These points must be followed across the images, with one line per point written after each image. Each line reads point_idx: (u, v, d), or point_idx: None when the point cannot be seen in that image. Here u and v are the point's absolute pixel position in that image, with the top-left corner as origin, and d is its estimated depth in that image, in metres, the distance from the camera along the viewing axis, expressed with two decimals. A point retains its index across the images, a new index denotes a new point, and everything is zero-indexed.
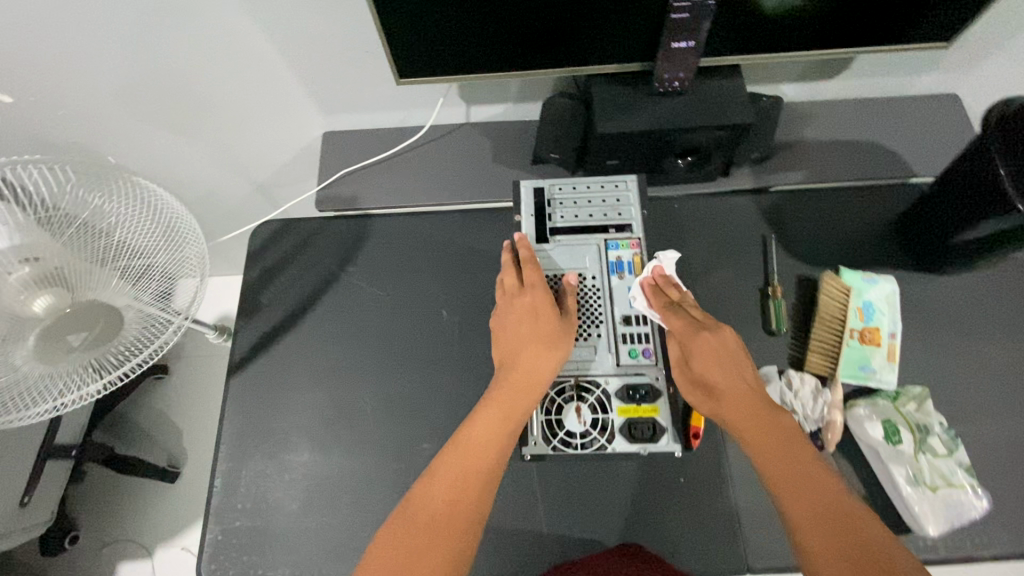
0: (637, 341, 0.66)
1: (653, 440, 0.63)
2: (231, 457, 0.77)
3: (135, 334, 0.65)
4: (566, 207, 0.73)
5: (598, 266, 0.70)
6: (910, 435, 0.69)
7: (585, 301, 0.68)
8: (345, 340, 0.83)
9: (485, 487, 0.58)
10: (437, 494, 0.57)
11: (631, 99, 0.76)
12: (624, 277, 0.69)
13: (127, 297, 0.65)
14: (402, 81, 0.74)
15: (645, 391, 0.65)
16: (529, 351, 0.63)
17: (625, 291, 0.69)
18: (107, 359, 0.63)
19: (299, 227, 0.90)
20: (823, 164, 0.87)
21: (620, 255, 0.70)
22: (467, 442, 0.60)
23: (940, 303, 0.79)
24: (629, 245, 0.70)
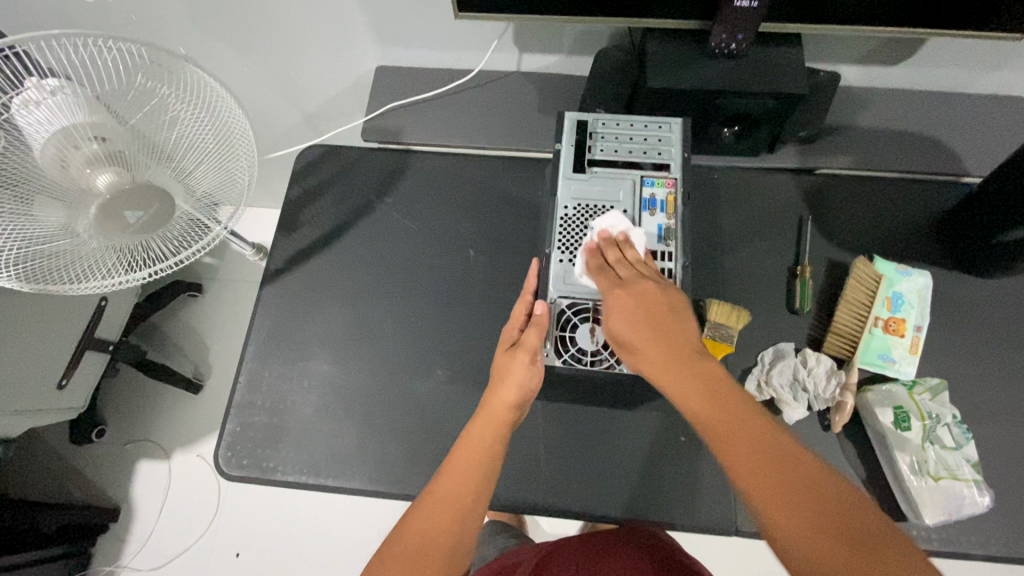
0: (659, 276, 0.66)
1: None
2: (256, 359, 0.81)
3: (181, 228, 0.71)
4: (607, 140, 0.72)
5: (630, 201, 0.68)
6: (919, 424, 0.68)
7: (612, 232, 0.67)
8: (374, 265, 0.86)
9: (488, 477, 0.59)
10: (445, 490, 0.57)
11: (683, 59, 0.76)
12: (655, 214, 0.68)
13: (181, 192, 0.70)
14: (460, 15, 0.76)
15: None
16: (499, 381, 0.63)
17: (654, 228, 0.68)
18: (155, 245, 0.70)
19: (343, 154, 0.92)
20: (874, 151, 0.85)
21: (654, 192, 0.69)
22: (467, 440, 0.61)
23: (972, 303, 0.77)
24: (665, 183, 0.70)
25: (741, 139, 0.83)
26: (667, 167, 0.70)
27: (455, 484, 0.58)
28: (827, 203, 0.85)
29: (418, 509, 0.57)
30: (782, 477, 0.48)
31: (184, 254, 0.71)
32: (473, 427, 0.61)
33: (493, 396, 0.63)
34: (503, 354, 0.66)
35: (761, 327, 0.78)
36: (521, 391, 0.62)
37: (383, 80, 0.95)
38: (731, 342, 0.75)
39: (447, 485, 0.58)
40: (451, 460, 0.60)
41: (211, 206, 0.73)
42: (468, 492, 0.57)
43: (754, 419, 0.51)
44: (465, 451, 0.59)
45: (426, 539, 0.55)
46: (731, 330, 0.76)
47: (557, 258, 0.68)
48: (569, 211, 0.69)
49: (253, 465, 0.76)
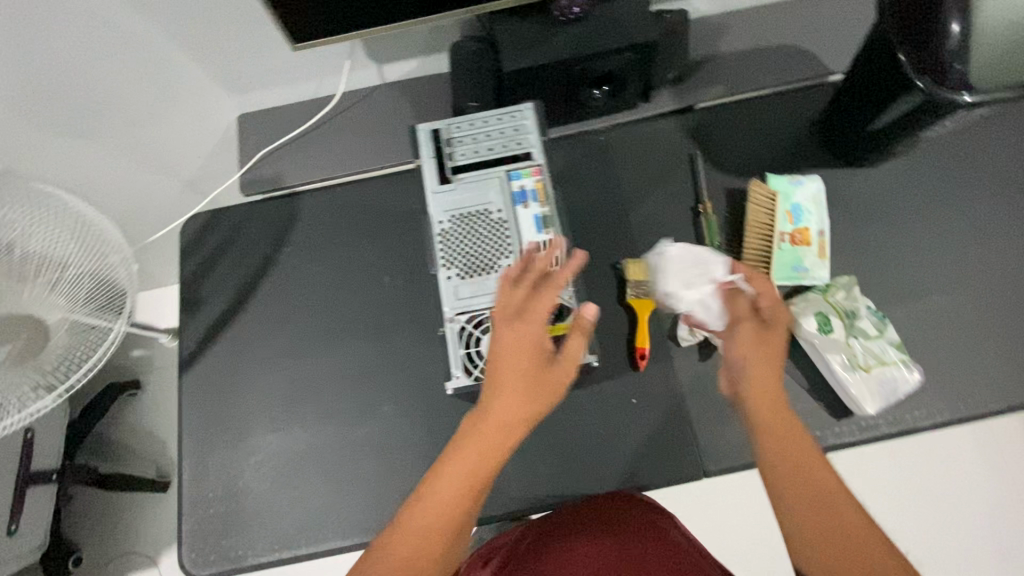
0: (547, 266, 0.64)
1: None
2: (196, 450, 0.77)
3: (70, 343, 0.65)
4: (464, 144, 0.70)
5: (501, 199, 0.66)
6: (841, 322, 0.71)
7: (490, 233, 0.66)
8: (292, 320, 0.83)
9: (477, 503, 0.49)
10: (428, 515, 0.47)
11: (533, 34, 0.75)
12: (529, 205, 0.66)
13: (58, 305, 0.67)
14: (298, 45, 0.73)
15: None
16: (510, 392, 0.51)
17: (531, 219, 0.66)
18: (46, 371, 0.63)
19: (229, 215, 0.88)
20: (740, 75, 0.88)
21: (524, 184, 0.67)
22: (472, 445, 0.49)
23: (865, 194, 0.80)
24: (531, 173, 0.67)
25: (613, 96, 0.84)
26: (530, 154, 0.69)
27: (445, 502, 0.47)
28: (713, 136, 0.86)
29: (394, 536, 0.46)
30: (837, 502, 0.45)
31: (72, 377, 0.61)
32: (468, 430, 0.50)
33: (499, 405, 0.51)
34: (518, 363, 0.52)
35: None
36: (538, 401, 0.51)
37: (248, 128, 0.91)
38: (655, 295, 0.77)
39: (436, 500, 0.47)
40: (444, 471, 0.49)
41: (97, 313, 0.68)
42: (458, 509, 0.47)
43: (840, 501, 0.45)
44: (475, 450, 0.49)
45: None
46: (650, 285, 0.77)
47: (444, 276, 0.66)
48: (443, 227, 0.67)
49: (222, 558, 0.73)
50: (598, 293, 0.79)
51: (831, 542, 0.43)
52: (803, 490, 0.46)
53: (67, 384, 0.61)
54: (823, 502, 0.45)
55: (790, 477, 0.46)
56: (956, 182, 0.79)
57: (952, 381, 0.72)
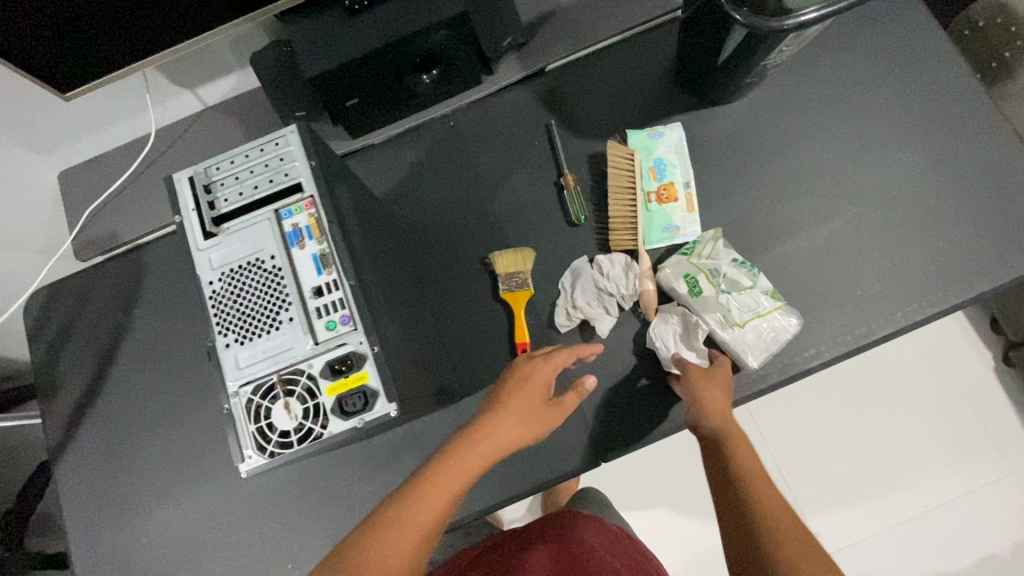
0: (331, 310, 0.55)
1: (367, 409, 0.53)
2: (83, 539, 0.74)
3: None
4: (228, 187, 0.59)
5: (273, 245, 0.57)
6: (710, 280, 0.68)
7: (264, 286, 0.56)
8: (159, 384, 0.78)
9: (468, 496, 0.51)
10: (441, 481, 0.49)
11: (330, 29, 0.67)
12: (306, 244, 0.57)
13: None
14: (72, 95, 0.65)
15: (349, 360, 0.54)
16: (514, 413, 0.56)
17: (308, 261, 0.56)
18: None
19: (69, 285, 0.81)
20: (585, 25, 0.80)
21: (296, 221, 0.57)
22: (491, 431, 0.54)
23: (729, 134, 0.75)
24: (302, 207, 0.58)
25: (446, 79, 0.77)
26: (299, 185, 0.58)
27: (454, 476, 0.50)
28: (566, 100, 0.80)
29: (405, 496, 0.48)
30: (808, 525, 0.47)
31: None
32: (459, 445, 0.52)
33: (497, 427, 0.54)
34: (520, 398, 0.57)
35: (551, 256, 0.75)
36: (531, 432, 0.56)
37: (70, 185, 0.82)
38: (529, 285, 0.73)
39: (425, 501, 0.48)
40: (434, 479, 0.49)
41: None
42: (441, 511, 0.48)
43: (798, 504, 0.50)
44: (488, 445, 0.53)
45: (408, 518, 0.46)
46: (524, 274, 0.73)
47: (223, 344, 0.56)
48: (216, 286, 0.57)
49: None
50: (471, 292, 0.76)
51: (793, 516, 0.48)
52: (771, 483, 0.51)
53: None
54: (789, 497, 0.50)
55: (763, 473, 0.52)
56: (819, 104, 0.75)
57: (838, 315, 0.70)
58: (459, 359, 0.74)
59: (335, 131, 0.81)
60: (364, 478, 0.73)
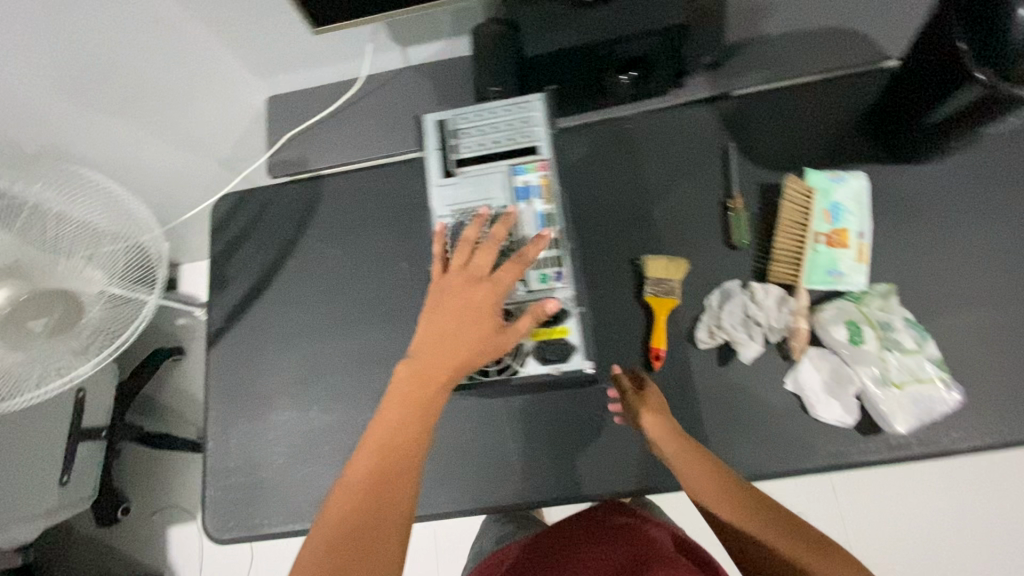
0: (546, 266, 0.66)
1: (563, 359, 0.66)
2: (219, 422, 0.81)
3: (99, 316, 0.70)
4: (471, 137, 0.70)
5: (505, 196, 0.67)
6: (874, 334, 0.67)
7: (490, 229, 0.67)
8: (311, 302, 0.85)
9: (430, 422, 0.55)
10: (385, 429, 0.54)
11: (556, 16, 0.71)
12: (532, 202, 0.67)
13: (90, 282, 0.70)
14: (319, 30, 0.73)
15: (556, 313, 0.67)
16: (467, 338, 0.56)
17: (533, 217, 0.67)
18: (75, 340, 0.67)
19: (255, 196, 0.90)
20: (784, 59, 0.81)
21: (528, 179, 0.68)
22: (414, 371, 0.55)
23: (914, 194, 0.74)
24: (536, 167, 0.68)
25: (641, 81, 0.79)
26: (535, 149, 0.69)
27: (392, 420, 0.54)
28: (748, 126, 0.81)
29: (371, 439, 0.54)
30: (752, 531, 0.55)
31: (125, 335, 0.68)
32: (405, 387, 0.55)
33: (422, 367, 0.55)
34: (434, 339, 0.56)
35: (703, 272, 0.76)
36: (477, 359, 0.56)
37: (276, 110, 0.92)
38: (676, 294, 0.74)
39: (388, 445, 0.53)
40: (374, 433, 0.54)
41: (131, 285, 0.73)
42: (412, 442, 0.54)
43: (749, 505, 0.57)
44: (412, 384, 0.55)
45: (373, 475, 0.52)
46: (673, 283, 0.74)
47: None
48: (449, 223, 0.68)
49: (242, 526, 0.77)
50: (615, 289, 0.77)
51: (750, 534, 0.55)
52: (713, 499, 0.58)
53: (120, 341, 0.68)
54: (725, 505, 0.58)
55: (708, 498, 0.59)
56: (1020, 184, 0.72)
57: (999, 401, 0.66)
58: (601, 341, 0.76)
59: None
60: (476, 433, 0.77)
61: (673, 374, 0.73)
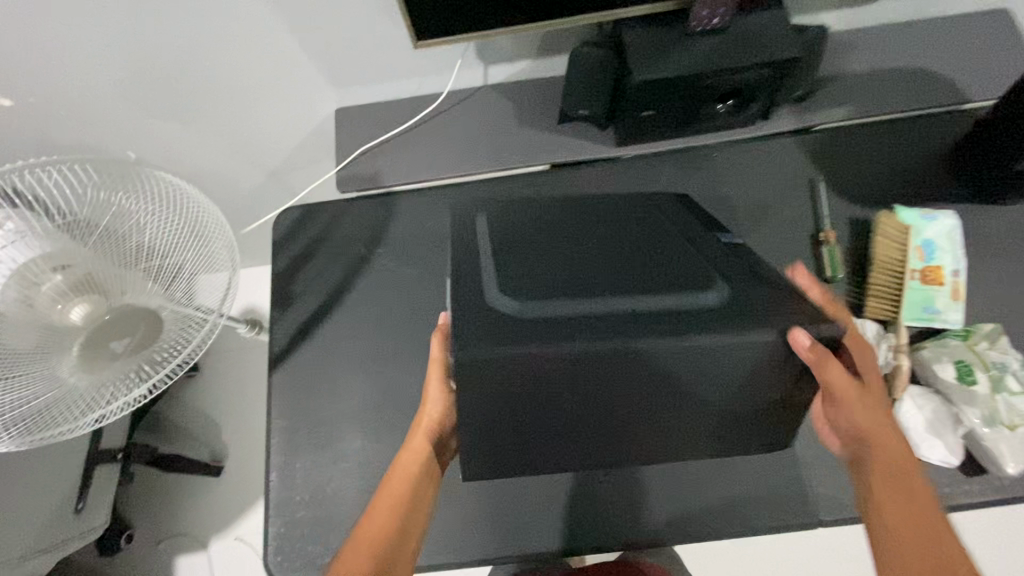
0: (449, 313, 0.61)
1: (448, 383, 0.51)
2: (283, 451, 0.75)
3: (174, 336, 0.61)
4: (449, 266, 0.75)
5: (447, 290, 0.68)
6: (986, 375, 0.66)
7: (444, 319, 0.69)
8: (383, 324, 0.80)
9: (419, 499, 0.60)
10: (387, 498, 0.59)
11: (667, 44, 0.70)
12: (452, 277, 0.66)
13: (163, 299, 0.61)
14: (419, 43, 0.70)
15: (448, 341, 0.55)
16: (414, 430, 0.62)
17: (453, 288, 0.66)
18: (148, 364, 0.59)
19: (323, 210, 0.86)
20: (873, 97, 0.81)
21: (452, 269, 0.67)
22: (407, 452, 0.62)
23: (1001, 236, 0.75)
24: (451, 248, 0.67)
25: (735, 111, 0.78)
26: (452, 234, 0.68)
27: (394, 491, 0.59)
28: (835, 160, 0.81)
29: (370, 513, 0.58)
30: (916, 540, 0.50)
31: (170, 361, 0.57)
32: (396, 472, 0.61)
33: (409, 450, 0.62)
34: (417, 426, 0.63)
35: None
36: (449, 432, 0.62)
37: (345, 123, 0.88)
38: None
39: (384, 510, 0.58)
40: (383, 494, 0.59)
41: (199, 301, 0.62)
42: (410, 512, 0.58)
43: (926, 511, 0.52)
44: (410, 459, 0.61)
45: (384, 530, 0.56)
46: None
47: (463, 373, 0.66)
48: None
49: (309, 565, 0.71)
50: None
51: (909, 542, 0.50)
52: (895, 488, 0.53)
53: (164, 371, 0.57)
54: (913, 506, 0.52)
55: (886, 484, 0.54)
56: None
57: None
58: None
59: (602, 136, 0.85)
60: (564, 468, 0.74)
61: None
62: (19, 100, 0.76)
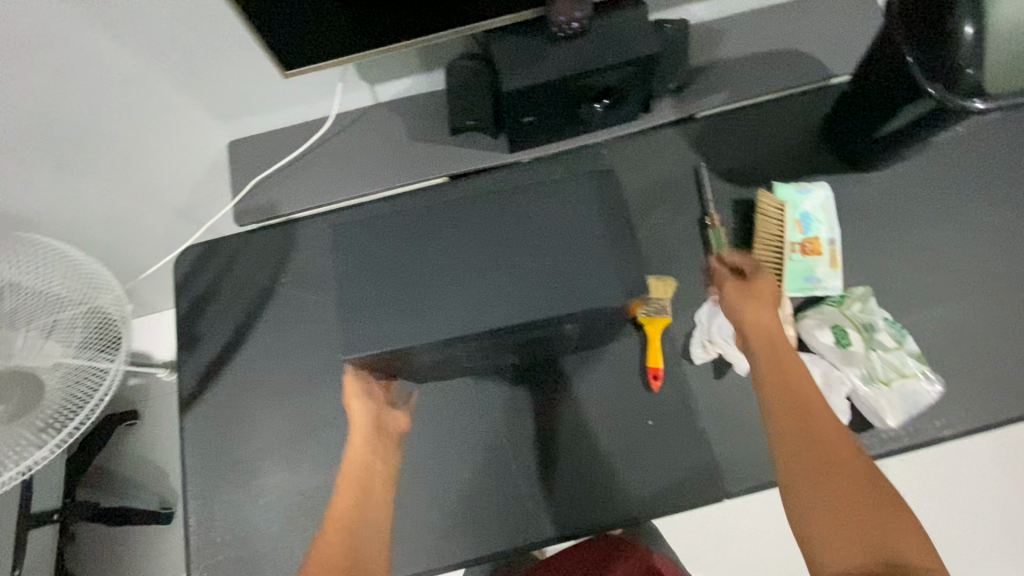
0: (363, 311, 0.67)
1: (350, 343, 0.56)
2: (201, 494, 0.75)
3: (68, 390, 0.68)
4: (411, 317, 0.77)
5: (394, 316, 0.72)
6: (858, 335, 0.70)
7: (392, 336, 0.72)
8: (293, 353, 0.80)
9: (375, 490, 0.61)
10: (344, 492, 0.59)
11: (534, 50, 0.72)
12: None
13: (55, 355, 0.69)
14: (287, 72, 0.70)
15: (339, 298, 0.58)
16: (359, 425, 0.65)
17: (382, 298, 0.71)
18: (46, 419, 0.65)
19: (223, 246, 0.85)
20: (744, 81, 0.85)
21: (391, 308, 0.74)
22: (353, 451, 0.64)
23: (874, 201, 0.79)
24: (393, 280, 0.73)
25: (614, 108, 0.81)
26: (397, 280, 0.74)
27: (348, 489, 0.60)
28: (716, 145, 0.85)
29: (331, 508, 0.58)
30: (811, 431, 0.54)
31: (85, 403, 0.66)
32: (351, 468, 0.62)
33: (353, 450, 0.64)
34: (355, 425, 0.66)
35: (690, 289, 0.78)
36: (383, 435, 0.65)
37: (238, 156, 0.88)
38: (667, 313, 0.75)
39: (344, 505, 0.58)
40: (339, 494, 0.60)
41: (100, 352, 0.71)
42: (374, 500, 0.60)
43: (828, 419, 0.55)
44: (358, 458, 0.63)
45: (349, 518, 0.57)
46: (663, 301, 0.75)
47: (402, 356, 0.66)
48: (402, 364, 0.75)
49: None
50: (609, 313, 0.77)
51: (806, 443, 0.53)
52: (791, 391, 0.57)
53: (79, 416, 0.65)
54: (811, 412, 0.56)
55: (785, 391, 0.58)
56: (961, 185, 0.79)
57: (973, 388, 0.71)
58: (607, 369, 0.77)
59: (493, 143, 0.86)
60: (483, 472, 0.75)
61: (674, 392, 0.75)
62: None
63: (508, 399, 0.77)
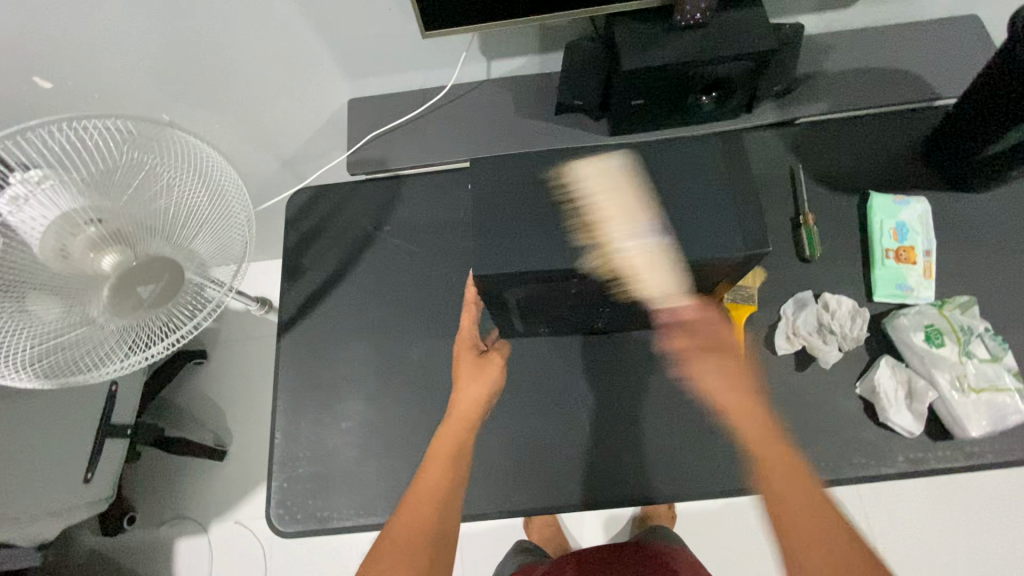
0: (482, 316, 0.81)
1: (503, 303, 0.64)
2: (288, 411, 0.80)
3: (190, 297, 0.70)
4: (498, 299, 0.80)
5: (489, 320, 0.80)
6: (953, 338, 0.70)
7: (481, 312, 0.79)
8: (385, 296, 0.85)
9: (453, 491, 0.64)
10: (423, 487, 0.63)
11: (654, 38, 0.76)
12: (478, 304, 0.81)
13: (184, 258, 0.69)
14: (427, 34, 0.76)
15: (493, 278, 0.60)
16: (474, 384, 0.74)
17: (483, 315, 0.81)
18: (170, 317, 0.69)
19: (333, 191, 0.91)
20: (850, 93, 0.87)
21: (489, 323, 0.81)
22: (438, 447, 0.68)
23: (970, 222, 0.80)
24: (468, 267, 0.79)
25: (719, 102, 0.84)
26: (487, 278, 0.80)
27: (431, 478, 0.64)
28: (813, 152, 0.87)
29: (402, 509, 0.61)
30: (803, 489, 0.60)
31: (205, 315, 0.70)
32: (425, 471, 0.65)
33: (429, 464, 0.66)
34: (458, 425, 0.71)
35: (776, 282, 0.80)
36: (444, 443, 0.69)
37: (355, 112, 0.95)
38: (754, 301, 0.77)
39: (410, 516, 0.60)
40: (416, 492, 0.63)
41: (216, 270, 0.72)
42: (439, 501, 0.62)
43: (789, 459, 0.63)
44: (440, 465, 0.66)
45: (422, 520, 0.60)
46: (751, 289, 0.77)
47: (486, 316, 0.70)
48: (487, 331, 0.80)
49: (309, 519, 0.74)
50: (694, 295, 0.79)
51: (781, 492, 0.60)
52: (780, 470, 0.62)
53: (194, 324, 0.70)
54: (792, 481, 0.61)
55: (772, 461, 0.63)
56: None
57: None
58: (686, 348, 0.78)
59: (593, 126, 0.91)
60: (554, 430, 0.78)
61: (753, 379, 0.76)
62: (57, 83, 0.83)
63: (584, 365, 0.80)
